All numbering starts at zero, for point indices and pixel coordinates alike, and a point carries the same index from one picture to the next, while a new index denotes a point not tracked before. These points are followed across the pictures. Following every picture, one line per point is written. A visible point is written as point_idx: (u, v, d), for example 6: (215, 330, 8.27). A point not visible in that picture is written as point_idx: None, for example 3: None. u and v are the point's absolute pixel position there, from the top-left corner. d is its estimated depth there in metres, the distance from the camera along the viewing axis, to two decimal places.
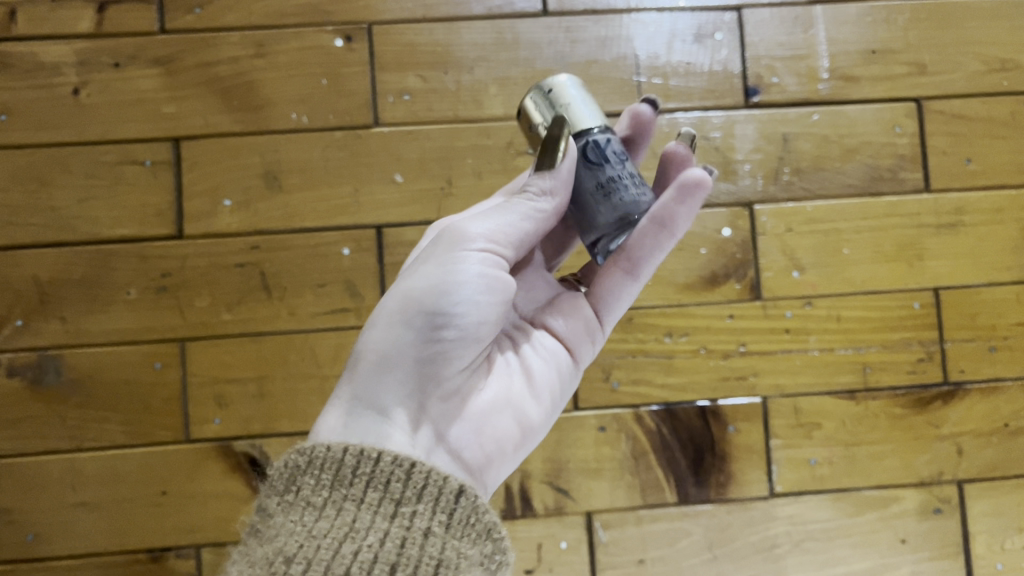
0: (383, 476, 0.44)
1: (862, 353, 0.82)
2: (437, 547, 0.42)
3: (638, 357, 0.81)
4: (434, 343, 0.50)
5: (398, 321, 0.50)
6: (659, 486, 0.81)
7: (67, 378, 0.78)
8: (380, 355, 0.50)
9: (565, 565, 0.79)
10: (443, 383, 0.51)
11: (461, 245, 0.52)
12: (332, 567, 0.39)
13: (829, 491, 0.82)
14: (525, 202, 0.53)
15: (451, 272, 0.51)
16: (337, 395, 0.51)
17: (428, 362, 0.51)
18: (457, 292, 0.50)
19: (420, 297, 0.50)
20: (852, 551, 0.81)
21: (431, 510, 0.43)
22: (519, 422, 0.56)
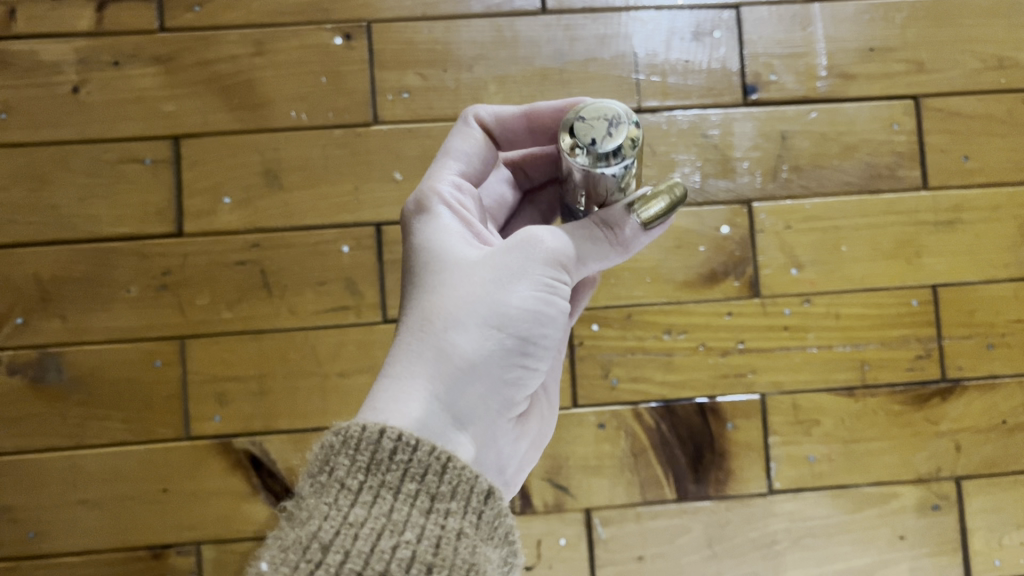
0: (419, 467, 0.43)
1: (860, 350, 0.83)
2: (468, 548, 0.41)
3: (637, 355, 0.81)
4: (519, 366, 0.50)
5: (490, 337, 0.48)
6: (658, 483, 0.81)
7: (68, 376, 0.78)
8: (467, 366, 0.48)
9: (564, 562, 0.80)
10: (513, 403, 0.51)
11: (553, 266, 0.50)
12: (370, 563, 0.39)
13: (828, 487, 0.82)
14: (605, 236, 0.51)
15: (546, 299, 0.50)
16: (411, 386, 0.47)
17: (508, 380, 0.50)
18: (544, 318, 0.50)
19: (513, 319, 0.49)
20: (850, 548, 0.82)
21: (464, 508, 0.43)
22: (540, 432, 0.58)
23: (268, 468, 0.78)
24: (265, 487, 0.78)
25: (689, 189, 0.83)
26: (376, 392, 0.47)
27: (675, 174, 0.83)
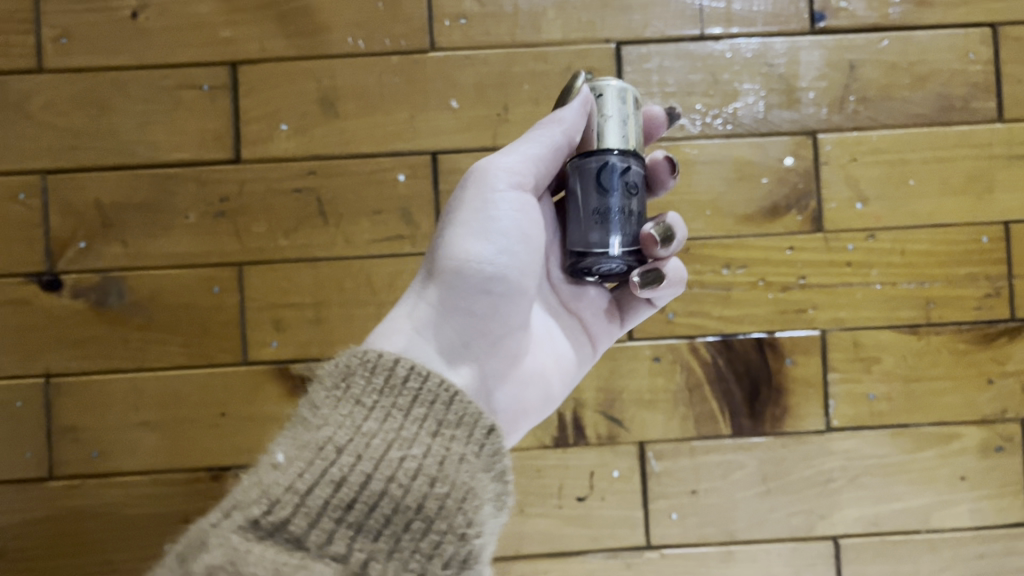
0: (429, 393, 0.46)
1: (925, 288, 0.80)
2: (469, 472, 0.44)
3: (695, 289, 0.80)
4: (485, 295, 0.55)
5: (447, 268, 0.55)
6: (713, 419, 0.80)
7: (129, 300, 0.80)
8: (436, 300, 0.55)
9: (617, 494, 0.80)
10: (494, 334, 0.56)
11: (501, 184, 0.56)
12: (379, 467, 0.42)
13: (887, 426, 0.80)
14: (538, 134, 0.56)
15: (496, 218, 0.55)
16: (395, 322, 0.55)
17: (476, 310, 0.55)
18: (500, 238, 0.55)
19: (468, 247, 0.55)
20: (909, 488, 0.80)
21: (469, 437, 0.45)
22: (546, 397, 0.62)
23: None
24: None
25: (753, 119, 0.80)
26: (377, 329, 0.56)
27: (738, 104, 0.80)
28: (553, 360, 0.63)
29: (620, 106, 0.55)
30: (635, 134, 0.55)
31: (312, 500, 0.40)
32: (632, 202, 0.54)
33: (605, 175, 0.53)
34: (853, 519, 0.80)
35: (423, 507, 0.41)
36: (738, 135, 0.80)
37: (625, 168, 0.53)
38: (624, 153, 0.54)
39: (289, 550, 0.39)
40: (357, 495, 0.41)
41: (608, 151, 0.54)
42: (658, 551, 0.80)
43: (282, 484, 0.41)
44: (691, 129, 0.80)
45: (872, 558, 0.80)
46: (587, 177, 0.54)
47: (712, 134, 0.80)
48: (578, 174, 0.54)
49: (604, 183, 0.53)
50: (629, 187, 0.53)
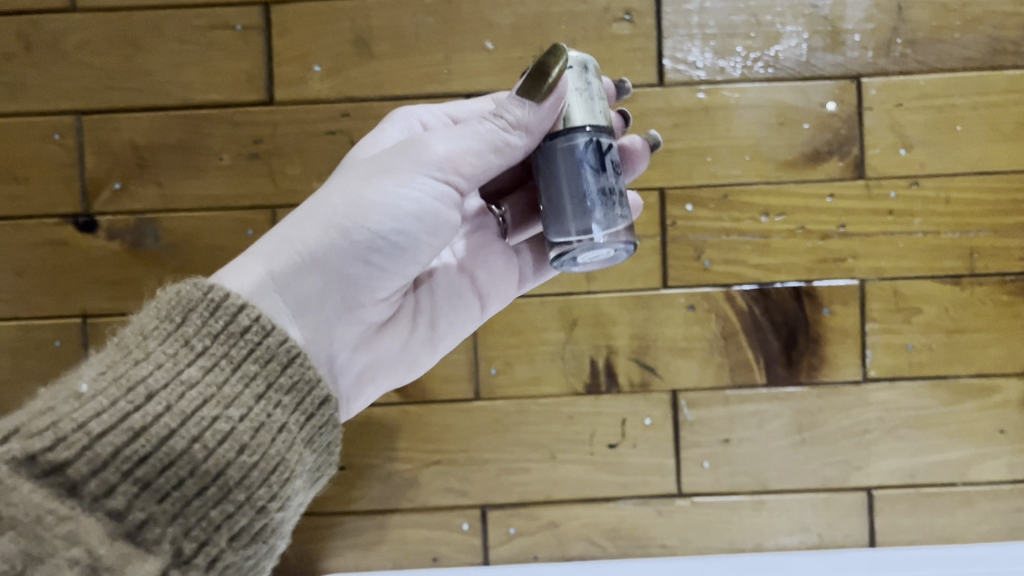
0: (266, 352, 0.45)
1: (970, 237, 0.79)
2: (284, 444, 0.45)
3: (732, 237, 0.79)
4: (360, 265, 0.52)
5: (331, 223, 0.50)
6: (748, 368, 0.79)
7: (163, 242, 0.80)
8: (304, 252, 0.51)
9: (649, 441, 0.79)
10: (356, 304, 0.54)
11: (422, 165, 0.50)
12: (187, 424, 0.41)
13: (926, 378, 0.79)
14: (496, 129, 0.50)
15: (405, 202, 0.51)
16: (251, 262, 0.51)
17: (347, 277, 0.52)
18: (394, 211, 0.51)
19: (361, 213, 0.50)
20: (947, 441, 0.79)
21: (296, 406, 0.46)
22: (404, 364, 0.61)
23: None
24: None
25: (795, 61, 0.78)
26: (232, 261, 0.51)
27: (780, 47, 0.78)
28: (423, 327, 0.61)
29: (585, 78, 0.51)
30: (601, 106, 0.51)
31: (102, 446, 0.38)
32: (616, 184, 0.51)
33: (587, 156, 0.50)
34: (889, 470, 0.79)
35: (224, 474, 0.41)
36: (780, 79, 0.78)
37: (607, 146, 0.51)
38: (598, 130, 0.50)
39: (60, 497, 0.37)
40: (155, 450, 0.40)
41: (583, 129, 0.50)
42: (690, 499, 0.80)
43: (74, 420, 0.38)
44: (732, 72, 0.78)
45: (907, 510, 0.79)
46: (562, 159, 0.50)
47: (754, 78, 0.78)
48: (553, 153, 0.51)
49: (588, 161, 0.50)
50: (612, 165, 0.51)
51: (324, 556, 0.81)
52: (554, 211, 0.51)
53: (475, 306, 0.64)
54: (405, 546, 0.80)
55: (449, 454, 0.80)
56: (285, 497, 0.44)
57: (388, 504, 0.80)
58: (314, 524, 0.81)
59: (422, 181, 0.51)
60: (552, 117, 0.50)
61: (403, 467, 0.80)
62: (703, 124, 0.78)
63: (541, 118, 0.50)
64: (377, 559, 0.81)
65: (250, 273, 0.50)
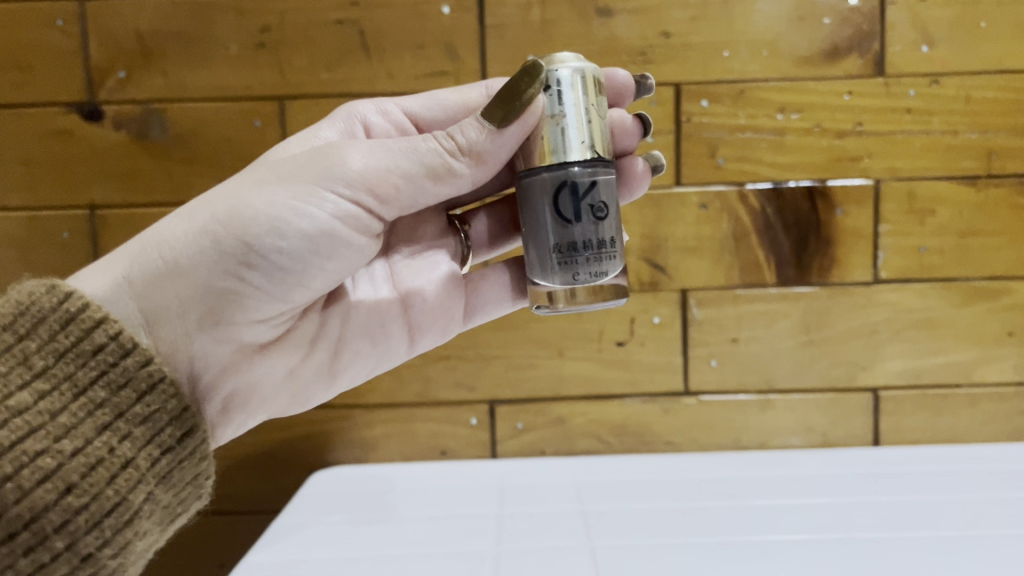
0: (119, 376, 0.43)
1: (988, 138, 0.77)
2: (127, 482, 0.43)
3: (747, 135, 0.77)
4: (229, 278, 0.47)
5: (207, 228, 0.46)
6: (758, 268, 0.79)
7: (170, 133, 0.79)
8: (170, 257, 0.46)
9: (657, 340, 0.80)
10: (229, 326, 0.49)
11: (330, 178, 0.47)
12: (2, 459, 0.40)
13: (937, 280, 0.79)
14: (437, 150, 0.48)
15: (298, 216, 0.46)
16: (119, 258, 0.47)
17: (216, 291, 0.47)
18: (279, 228, 0.46)
19: (245, 222, 0.46)
20: (955, 343, 0.79)
21: (148, 437, 0.44)
22: (289, 392, 0.57)
23: None
24: None
25: None
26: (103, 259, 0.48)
27: None
28: (320, 351, 0.58)
29: (581, 99, 0.47)
30: (601, 127, 0.48)
31: None
32: (603, 227, 0.49)
33: (570, 203, 0.48)
34: (895, 371, 0.80)
35: (42, 517, 0.40)
36: None
37: (591, 185, 0.48)
38: (592, 164, 0.48)
39: None
40: None
41: (577, 170, 0.48)
42: (697, 397, 0.80)
43: None
44: None
45: (911, 410, 0.80)
46: (546, 202, 0.48)
47: None
48: (535, 194, 0.49)
49: (565, 212, 0.48)
50: (595, 209, 0.48)
51: (333, 449, 0.82)
52: (537, 255, 0.50)
53: (397, 334, 0.60)
54: (413, 439, 0.82)
55: (457, 351, 0.80)
56: (119, 539, 0.43)
57: (396, 399, 0.81)
58: (323, 418, 0.82)
59: (324, 198, 0.47)
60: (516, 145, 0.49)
61: (412, 363, 0.80)
62: (720, 17, 0.76)
63: (497, 144, 0.48)
64: (385, 452, 0.82)
65: (121, 270, 0.46)
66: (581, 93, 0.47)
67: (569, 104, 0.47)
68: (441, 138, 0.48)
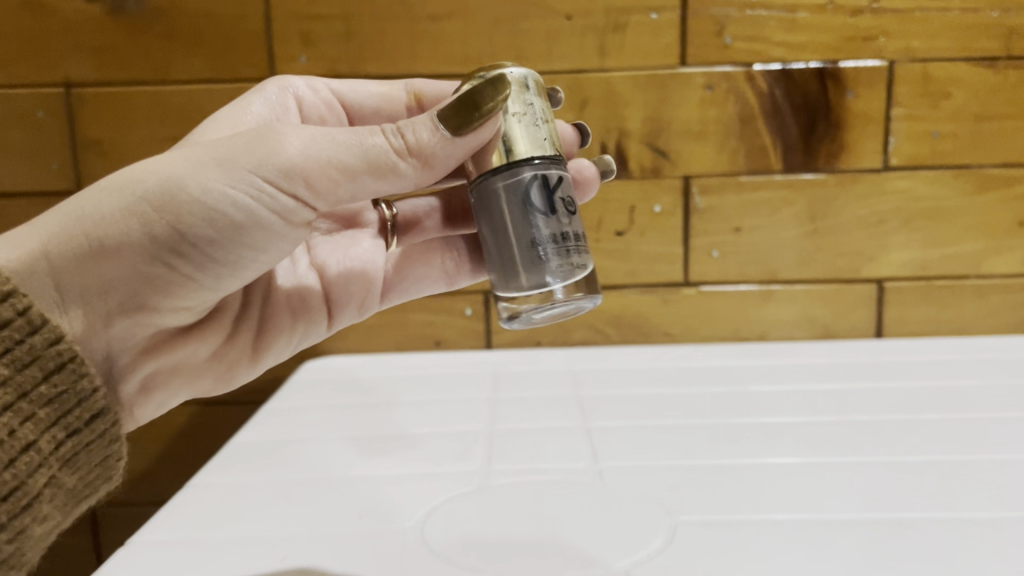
0: (22, 354, 0.35)
1: (1011, 17, 0.73)
2: (26, 467, 0.36)
3: (756, 12, 0.73)
4: (159, 265, 0.38)
5: (137, 207, 0.36)
6: (764, 154, 0.76)
7: (147, 7, 0.74)
8: (92, 236, 0.36)
9: (657, 229, 0.77)
10: (153, 312, 0.41)
11: (270, 167, 0.37)
12: None
13: (948, 168, 0.76)
14: (386, 145, 0.38)
15: (238, 208, 0.37)
16: (29, 228, 0.37)
17: (144, 278, 0.38)
18: (216, 218, 0.37)
19: (180, 206, 0.37)
20: (964, 234, 0.77)
21: (54, 419, 0.37)
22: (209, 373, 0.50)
23: None
24: None
25: None
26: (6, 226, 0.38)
27: None
28: (241, 332, 0.51)
29: (528, 101, 0.42)
30: (551, 133, 0.43)
31: None
32: (575, 224, 0.43)
33: (544, 199, 0.41)
34: (900, 263, 0.78)
35: None
36: None
37: (556, 180, 0.42)
38: (548, 160, 0.42)
39: None
40: None
41: (541, 167, 0.42)
42: (697, 288, 0.79)
43: None
44: None
45: (916, 302, 0.79)
46: (520, 202, 0.41)
47: None
48: (498, 187, 0.42)
49: (539, 203, 0.41)
50: (565, 203, 0.42)
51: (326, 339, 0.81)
52: (522, 262, 0.42)
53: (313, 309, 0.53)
54: (407, 330, 0.80)
55: None
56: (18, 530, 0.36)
57: None
58: None
59: (267, 192, 0.38)
60: (469, 155, 0.41)
61: None
62: None
63: (449, 148, 0.39)
64: (378, 343, 0.80)
65: (35, 245, 0.36)
66: (530, 98, 0.42)
67: (521, 107, 0.42)
68: (387, 133, 0.38)
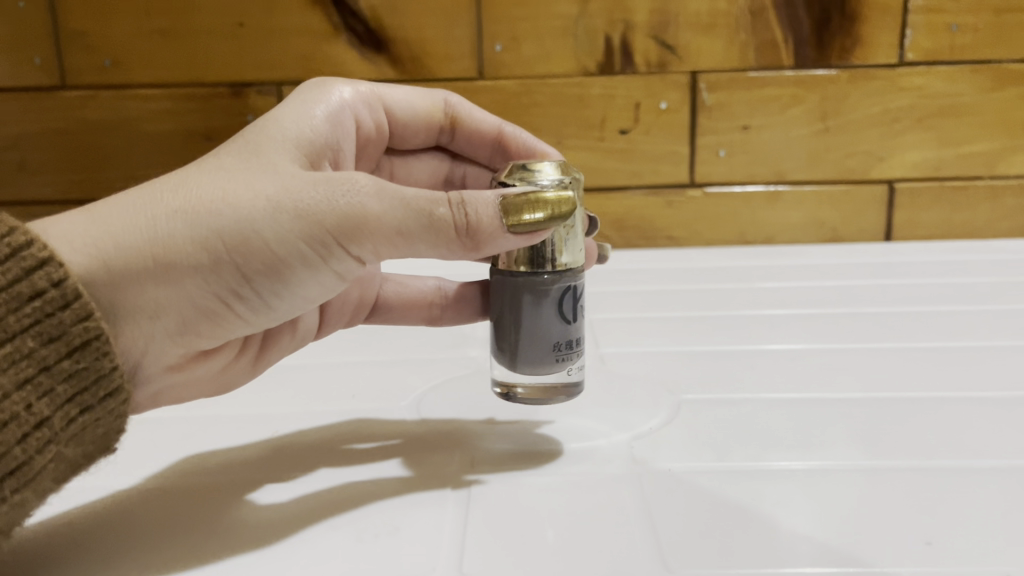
0: (50, 327, 0.29)
1: None
2: (36, 445, 0.30)
3: None
4: (215, 302, 0.33)
5: (207, 236, 0.32)
6: (775, 48, 0.72)
7: None
8: (159, 258, 0.32)
9: (663, 128, 0.75)
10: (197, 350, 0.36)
11: (344, 229, 0.32)
12: None
13: (966, 63, 0.73)
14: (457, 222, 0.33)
15: (302, 258, 0.33)
16: (98, 225, 0.32)
17: (197, 312, 0.34)
18: (280, 266, 0.33)
19: (249, 241, 0.32)
20: (979, 133, 0.74)
21: (73, 394, 0.30)
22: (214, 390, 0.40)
23: (349, 4, 0.72)
24: (347, 25, 0.73)
25: None
26: (72, 211, 0.33)
27: None
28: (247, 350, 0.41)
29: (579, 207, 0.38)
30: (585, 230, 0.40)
31: None
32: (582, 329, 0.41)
33: (569, 304, 0.39)
34: (913, 163, 0.75)
35: None
36: None
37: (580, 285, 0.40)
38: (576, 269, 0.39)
39: None
40: None
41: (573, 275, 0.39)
42: (703, 189, 0.76)
43: None
44: None
45: (926, 204, 0.77)
46: (547, 301, 0.39)
47: None
48: (524, 299, 0.39)
49: (565, 307, 0.39)
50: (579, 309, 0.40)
51: None
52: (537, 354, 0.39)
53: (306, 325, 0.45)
54: None
55: None
56: (8, 514, 0.29)
57: None
58: None
59: (331, 251, 0.33)
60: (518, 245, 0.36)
61: None
62: None
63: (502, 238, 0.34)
64: None
65: (98, 250, 0.31)
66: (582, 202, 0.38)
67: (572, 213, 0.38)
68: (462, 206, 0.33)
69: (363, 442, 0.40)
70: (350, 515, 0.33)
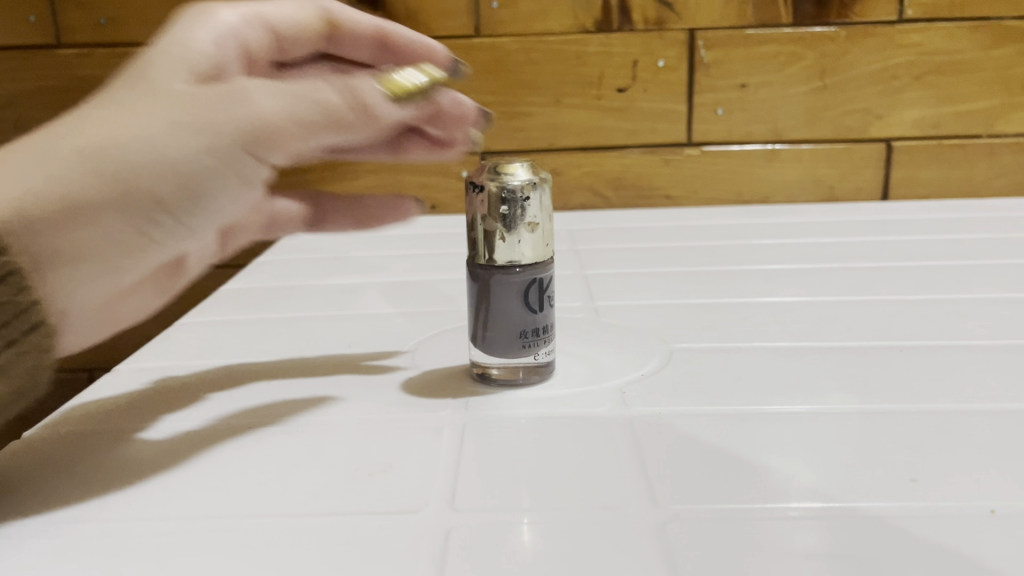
0: None
1: None
2: None
3: None
4: (134, 240, 0.30)
5: (116, 168, 0.29)
6: (773, 4, 0.72)
7: None
8: (70, 199, 0.28)
9: (661, 86, 0.74)
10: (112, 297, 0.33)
11: (257, 136, 0.31)
12: None
13: (967, 20, 0.72)
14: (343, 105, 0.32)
15: (220, 180, 0.31)
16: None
17: (115, 255, 0.30)
18: (200, 191, 0.31)
19: (167, 170, 0.29)
20: (977, 91, 0.74)
21: None
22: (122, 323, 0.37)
23: None
24: None
25: None
26: None
27: None
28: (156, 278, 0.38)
29: (544, 209, 0.39)
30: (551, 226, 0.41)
31: None
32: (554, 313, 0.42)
33: (539, 292, 0.40)
34: (911, 121, 0.75)
35: None
36: None
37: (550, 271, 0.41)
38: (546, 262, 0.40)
39: None
40: None
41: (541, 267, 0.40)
42: (700, 148, 0.76)
43: None
44: None
45: (924, 163, 0.76)
46: (516, 292, 0.39)
47: None
48: (495, 290, 0.39)
49: (535, 295, 0.40)
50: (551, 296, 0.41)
51: None
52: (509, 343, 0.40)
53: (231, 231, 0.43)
54: None
55: None
56: None
57: None
58: None
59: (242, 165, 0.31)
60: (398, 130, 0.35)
61: None
62: None
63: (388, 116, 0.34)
64: None
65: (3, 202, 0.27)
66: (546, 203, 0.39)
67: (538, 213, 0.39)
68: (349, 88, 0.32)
69: (358, 387, 0.41)
70: (342, 455, 0.34)
